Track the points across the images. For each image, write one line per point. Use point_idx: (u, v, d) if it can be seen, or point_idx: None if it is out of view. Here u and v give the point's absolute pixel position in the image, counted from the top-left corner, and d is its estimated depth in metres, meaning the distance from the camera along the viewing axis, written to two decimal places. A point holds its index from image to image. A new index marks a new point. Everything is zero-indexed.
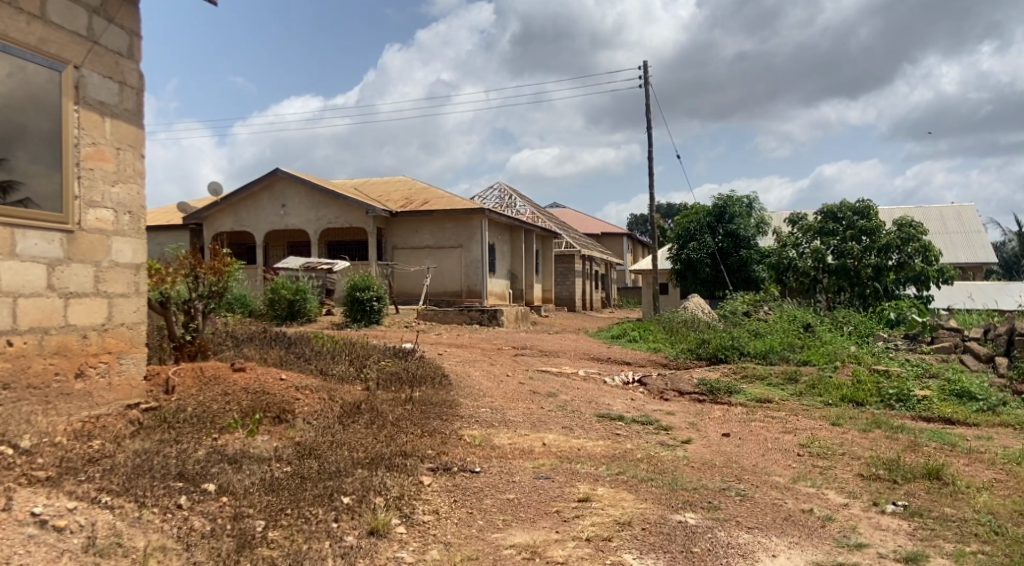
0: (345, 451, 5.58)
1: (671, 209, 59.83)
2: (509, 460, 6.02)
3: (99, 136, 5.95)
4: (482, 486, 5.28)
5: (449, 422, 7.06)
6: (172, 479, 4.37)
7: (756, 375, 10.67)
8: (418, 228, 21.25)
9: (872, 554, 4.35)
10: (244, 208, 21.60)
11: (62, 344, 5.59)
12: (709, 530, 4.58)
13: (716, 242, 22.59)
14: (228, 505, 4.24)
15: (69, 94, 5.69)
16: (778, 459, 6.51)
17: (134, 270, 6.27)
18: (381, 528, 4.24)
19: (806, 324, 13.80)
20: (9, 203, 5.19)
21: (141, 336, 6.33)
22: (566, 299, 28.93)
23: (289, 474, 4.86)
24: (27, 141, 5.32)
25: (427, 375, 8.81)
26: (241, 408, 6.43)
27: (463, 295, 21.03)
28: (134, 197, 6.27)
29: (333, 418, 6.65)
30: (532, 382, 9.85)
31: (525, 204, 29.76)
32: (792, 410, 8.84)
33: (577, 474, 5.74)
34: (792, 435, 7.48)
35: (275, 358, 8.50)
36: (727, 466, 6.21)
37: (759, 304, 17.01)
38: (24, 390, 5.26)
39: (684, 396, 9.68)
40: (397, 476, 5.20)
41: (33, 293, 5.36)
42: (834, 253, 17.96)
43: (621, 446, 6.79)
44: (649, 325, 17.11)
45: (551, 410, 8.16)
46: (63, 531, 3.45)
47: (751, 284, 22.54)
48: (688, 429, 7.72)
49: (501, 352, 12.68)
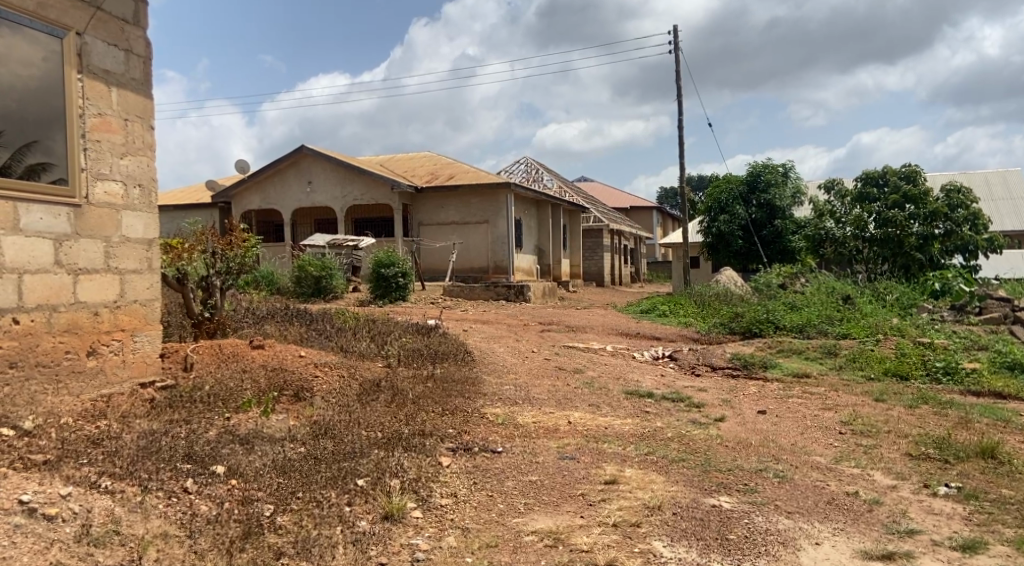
0: (363, 431, 5.36)
1: (701, 182, 58.99)
2: (533, 440, 5.77)
3: (105, 106, 5.75)
4: (504, 468, 5.03)
5: (472, 400, 6.83)
6: (180, 461, 4.17)
7: (792, 349, 10.28)
8: (443, 204, 20.97)
9: (925, 542, 4.03)
10: (270, 186, 21.50)
11: (73, 321, 5.43)
12: (746, 515, 4.28)
13: (749, 214, 21.99)
14: (237, 488, 4.03)
15: (72, 62, 5.47)
16: (818, 438, 6.17)
17: (146, 246, 6.09)
18: (396, 512, 4.02)
19: (845, 296, 13.32)
20: (46, 184, 5.25)
21: (155, 313, 6.15)
22: (594, 274, 28.55)
23: (302, 455, 4.65)
24: (65, 124, 5.42)
25: (450, 351, 8.59)
26: (257, 387, 6.24)
27: (490, 272, 20.77)
28: (144, 169, 6.08)
29: (352, 397, 6.44)
30: (558, 358, 9.59)
31: (552, 177, 29.29)
32: (831, 385, 8.45)
33: (605, 454, 5.47)
34: (833, 412, 7.12)
35: (295, 336, 8.32)
36: (764, 445, 5.89)
37: (794, 277, 16.50)
38: (32, 369, 5.11)
39: (716, 371, 9.36)
40: (415, 457, 4.97)
41: (39, 269, 5.18)
42: (876, 222, 17.38)
43: (651, 424, 6.49)
44: (680, 299, 16.70)
45: (577, 387, 7.90)
46: (54, 519, 3.24)
47: (786, 256, 21.96)
48: (721, 407, 7.40)
49: (528, 328, 12.43)
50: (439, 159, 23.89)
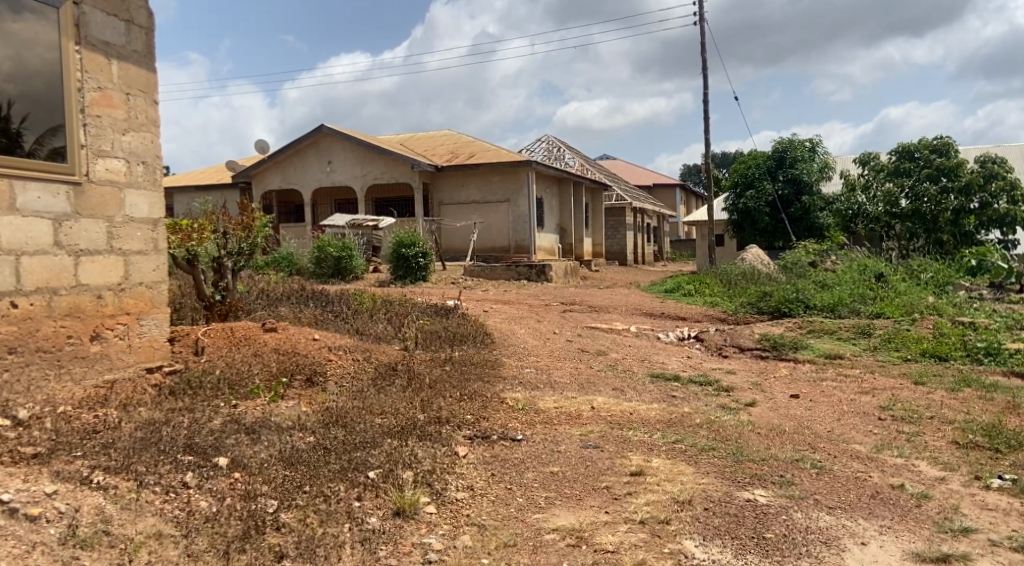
0: (375, 419, 5.12)
1: (725, 159, 58.03)
2: (555, 427, 5.49)
3: (105, 80, 5.50)
4: (524, 458, 4.76)
5: (491, 384, 6.56)
6: (181, 453, 3.96)
7: (824, 329, 9.88)
8: (463, 182, 20.64)
9: (983, 543, 3.71)
10: (290, 165, 21.31)
11: (74, 305, 5.22)
12: (783, 511, 3.97)
13: (776, 190, 21.39)
14: (241, 481, 3.81)
15: (70, 33, 5.21)
16: (857, 425, 5.82)
17: (152, 226, 5.87)
18: (408, 508, 3.78)
19: (878, 274, 12.80)
20: (53, 161, 5.08)
21: (162, 297, 5.94)
22: (617, 254, 28.10)
23: (312, 445, 4.41)
24: (68, 99, 5.20)
25: (468, 333, 8.32)
26: (268, 372, 6.04)
27: (511, 251, 20.43)
28: (147, 145, 5.84)
29: (366, 382, 6.21)
30: (580, 339, 9.28)
31: (574, 155, 28.80)
32: (867, 367, 8.08)
33: (629, 443, 5.17)
34: (870, 397, 6.75)
35: (309, 318, 8.09)
36: (799, 432, 5.56)
37: (824, 255, 15.99)
38: (33, 354, 4.92)
39: (745, 353, 9.03)
40: (430, 447, 4.72)
41: (37, 250, 4.96)
42: (908, 197, 16.79)
43: (678, 410, 6.17)
44: (705, 278, 16.26)
45: (600, 370, 7.61)
46: (37, 520, 3.03)
47: (814, 233, 21.39)
48: (752, 390, 7.06)
49: (549, 309, 12.12)
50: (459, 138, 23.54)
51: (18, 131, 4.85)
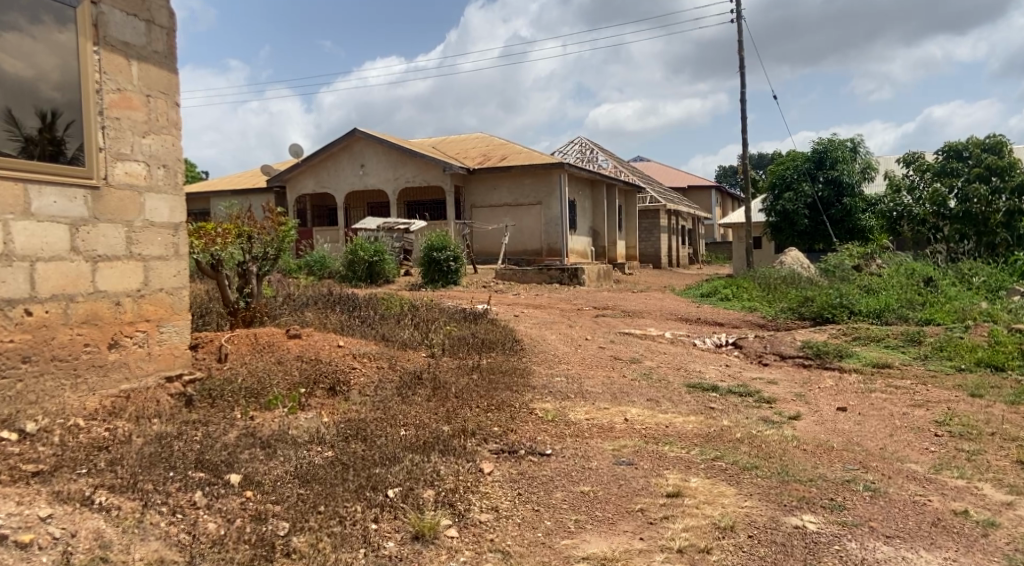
0: (397, 432, 4.90)
1: (762, 161, 57.11)
2: (586, 440, 5.22)
3: (125, 81, 5.36)
4: (553, 475, 4.49)
5: (520, 393, 6.31)
6: (192, 470, 3.77)
7: (870, 337, 9.43)
8: (496, 185, 20.43)
9: None
10: (324, 169, 21.28)
11: (92, 312, 5.08)
12: (836, 540, 3.67)
13: (816, 191, 20.80)
14: (253, 501, 3.61)
15: (87, 33, 5.06)
16: (911, 441, 5.43)
17: (173, 231, 5.72)
18: (428, 532, 3.54)
19: (927, 278, 12.25)
20: (70, 163, 4.96)
21: (183, 303, 5.79)
22: (651, 256, 27.66)
23: (329, 460, 4.20)
24: (86, 99, 5.06)
25: (497, 340, 8.06)
26: (289, 381, 5.86)
27: (544, 254, 20.14)
28: (168, 148, 5.70)
29: (390, 391, 6.00)
30: (613, 346, 8.96)
31: (607, 157, 28.42)
32: (918, 378, 7.64)
33: (666, 459, 4.87)
34: (924, 410, 6.33)
35: (335, 324, 7.90)
36: (848, 450, 5.19)
37: (868, 258, 15.43)
38: (48, 363, 4.78)
39: (786, 361, 8.64)
40: (454, 463, 4.48)
41: (53, 256, 4.84)
42: (956, 197, 16.16)
43: (717, 423, 5.83)
44: (742, 281, 15.82)
45: (634, 379, 7.30)
46: (29, 547, 2.85)
47: (856, 235, 20.75)
48: (795, 402, 6.69)
49: (582, 313, 11.83)
50: (491, 140, 23.36)
51: (35, 134, 4.75)
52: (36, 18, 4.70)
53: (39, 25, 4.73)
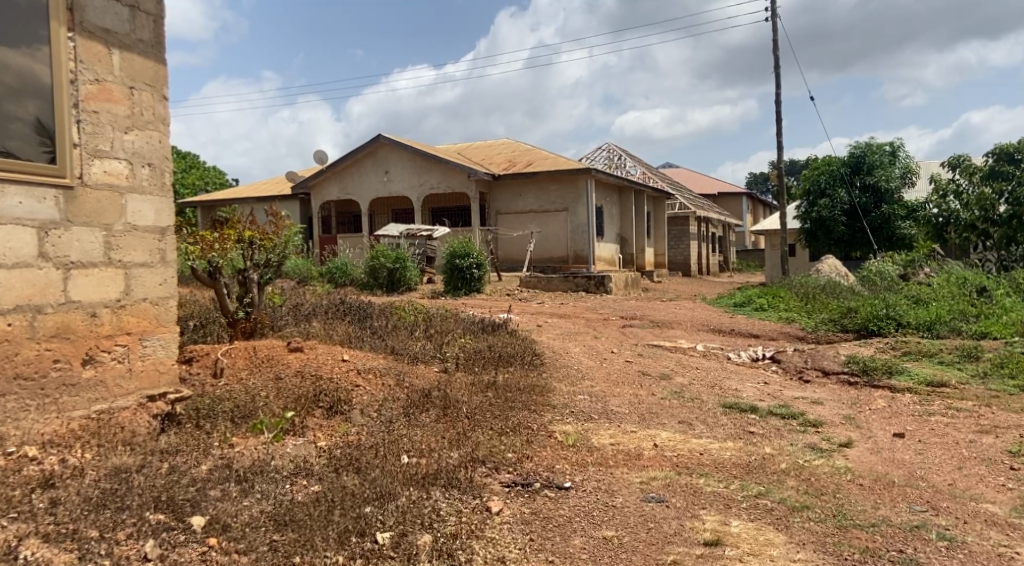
0: (399, 461, 4.34)
1: (794, 167, 56.06)
2: (611, 471, 4.62)
3: (104, 72, 4.89)
4: (573, 515, 3.90)
5: (539, 414, 5.72)
6: (150, 511, 3.25)
7: (922, 351, 8.69)
8: (522, 191, 19.87)
9: None
10: (348, 175, 20.89)
11: (63, 325, 4.61)
12: None
13: (853, 198, 19.97)
14: (217, 551, 3.07)
15: (60, 17, 4.59)
16: (983, 477, 4.74)
17: (159, 235, 5.25)
18: None
19: (980, 288, 11.44)
20: (42, 160, 4.49)
21: (170, 314, 5.31)
22: (681, 264, 26.87)
23: (312, 497, 3.65)
24: (60, 90, 4.60)
25: (515, 353, 7.48)
26: (285, 402, 5.34)
27: (569, 262, 19.47)
28: (154, 145, 5.24)
29: (397, 411, 5.46)
30: (642, 360, 8.33)
31: (636, 164, 27.76)
32: (980, 399, 6.90)
33: (701, 496, 4.24)
34: (993, 438, 5.63)
35: (342, 336, 7.37)
36: (912, 486, 4.52)
37: (913, 266, 14.57)
38: (10, 383, 4.31)
39: (830, 377, 7.94)
40: (459, 500, 3.91)
41: (17, 263, 4.37)
42: (1007, 202, 15.30)
43: (758, 451, 5.19)
44: (778, 289, 15.07)
45: (665, 398, 6.66)
46: None
47: (897, 243, 19.81)
48: (845, 427, 6.00)
49: (608, 324, 11.19)
50: (518, 145, 22.86)
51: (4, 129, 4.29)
52: (45, 14, 4.49)
53: (48, 21, 4.52)
